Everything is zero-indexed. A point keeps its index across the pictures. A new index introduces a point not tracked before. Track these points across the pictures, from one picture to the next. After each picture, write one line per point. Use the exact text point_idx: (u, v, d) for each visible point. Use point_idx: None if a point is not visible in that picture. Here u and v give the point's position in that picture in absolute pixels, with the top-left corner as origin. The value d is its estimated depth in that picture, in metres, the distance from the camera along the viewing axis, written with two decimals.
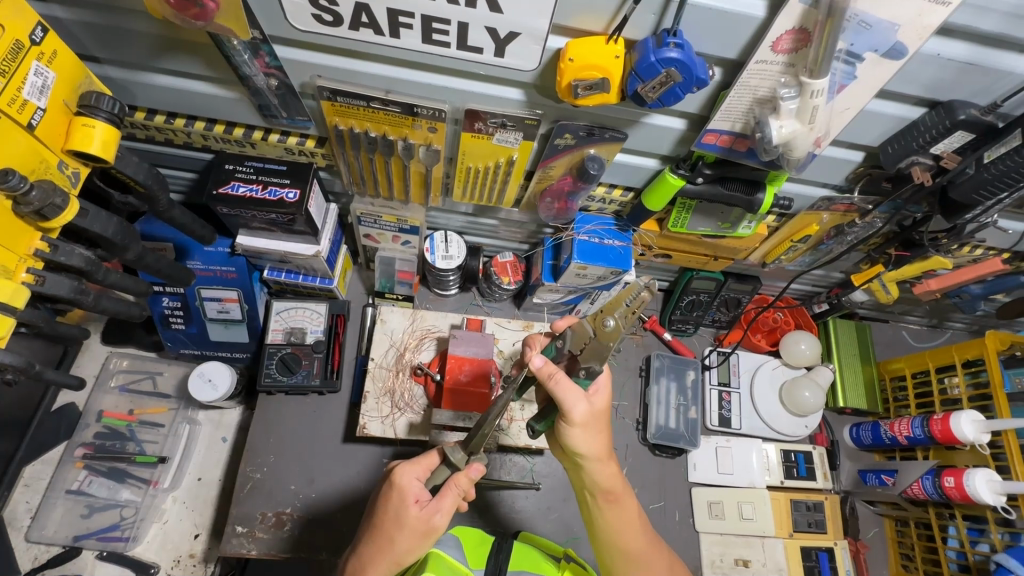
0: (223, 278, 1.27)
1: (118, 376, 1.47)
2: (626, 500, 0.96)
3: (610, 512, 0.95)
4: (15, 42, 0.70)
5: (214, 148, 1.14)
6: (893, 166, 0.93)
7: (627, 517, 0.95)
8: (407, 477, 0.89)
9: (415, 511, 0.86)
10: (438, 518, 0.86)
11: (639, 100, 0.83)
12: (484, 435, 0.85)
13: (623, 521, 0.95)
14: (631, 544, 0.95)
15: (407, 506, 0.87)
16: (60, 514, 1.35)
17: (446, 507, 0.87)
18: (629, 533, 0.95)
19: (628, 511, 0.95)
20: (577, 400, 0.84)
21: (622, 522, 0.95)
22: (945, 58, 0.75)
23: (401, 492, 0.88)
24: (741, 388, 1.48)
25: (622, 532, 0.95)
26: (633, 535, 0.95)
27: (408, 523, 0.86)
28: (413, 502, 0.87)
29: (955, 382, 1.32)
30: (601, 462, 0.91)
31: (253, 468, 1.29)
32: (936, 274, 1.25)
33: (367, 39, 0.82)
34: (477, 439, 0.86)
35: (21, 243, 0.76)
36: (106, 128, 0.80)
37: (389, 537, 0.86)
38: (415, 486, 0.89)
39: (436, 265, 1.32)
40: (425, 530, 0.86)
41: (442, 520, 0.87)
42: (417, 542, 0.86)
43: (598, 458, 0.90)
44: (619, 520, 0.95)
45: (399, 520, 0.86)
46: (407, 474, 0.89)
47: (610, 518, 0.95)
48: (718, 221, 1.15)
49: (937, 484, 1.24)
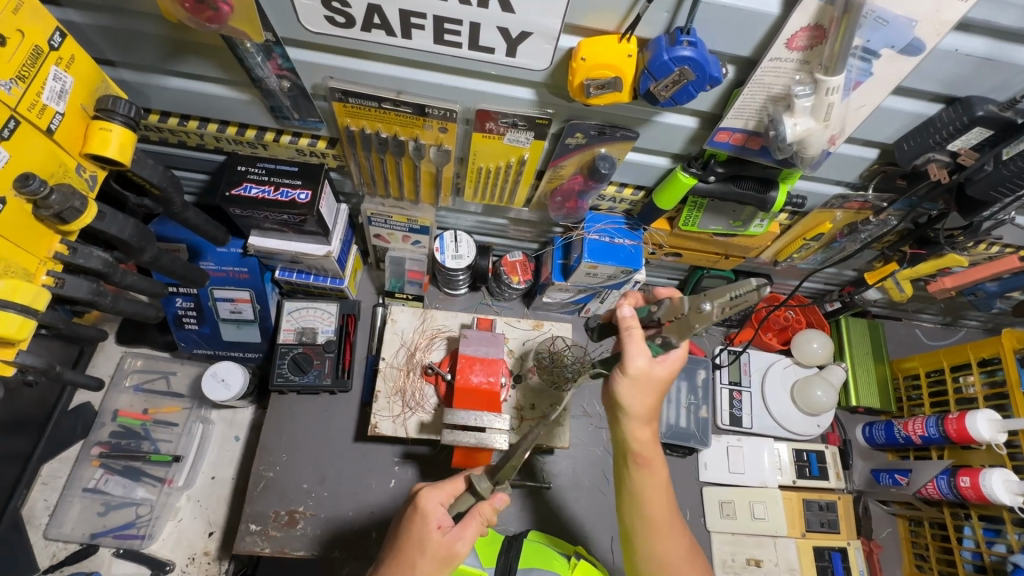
0: (234, 278, 1.28)
1: (132, 375, 1.48)
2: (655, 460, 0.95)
3: (641, 479, 0.95)
4: (34, 47, 0.71)
5: (226, 149, 1.15)
6: (908, 163, 0.92)
7: (656, 481, 0.95)
8: (432, 502, 0.90)
9: (438, 536, 0.87)
10: (460, 545, 0.87)
11: (653, 99, 0.82)
12: (513, 465, 0.87)
13: (651, 489, 0.95)
14: (655, 513, 0.94)
15: (430, 531, 0.87)
16: (77, 512, 1.36)
17: (468, 534, 0.88)
18: (658, 502, 0.94)
19: (659, 479, 0.95)
20: (640, 354, 0.90)
21: (653, 491, 0.95)
22: (963, 53, 0.74)
23: (425, 515, 0.89)
24: (752, 387, 1.47)
25: (648, 498, 0.94)
26: (659, 506, 0.94)
27: (431, 548, 0.86)
28: (436, 527, 0.88)
29: (970, 381, 1.31)
30: (640, 424, 0.94)
31: (266, 467, 1.30)
32: (951, 271, 1.24)
33: (378, 40, 0.82)
34: (505, 469, 0.87)
35: (41, 245, 0.77)
36: (122, 131, 0.81)
37: (410, 560, 0.86)
38: (439, 512, 0.89)
39: (446, 265, 1.31)
40: (446, 556, 0.87)
41: (463, 548, 0.87)
42: (438, 569, 0.86)
43: (639, 417, 0.93)
44: (644, 488, 0.95)
45: (422, 544, 0.87)
46: (432, 499, 0.90)
47: (637, 484, 0.95)
48: (730, 219, 1.15)
49: (952, 484, 1.23)
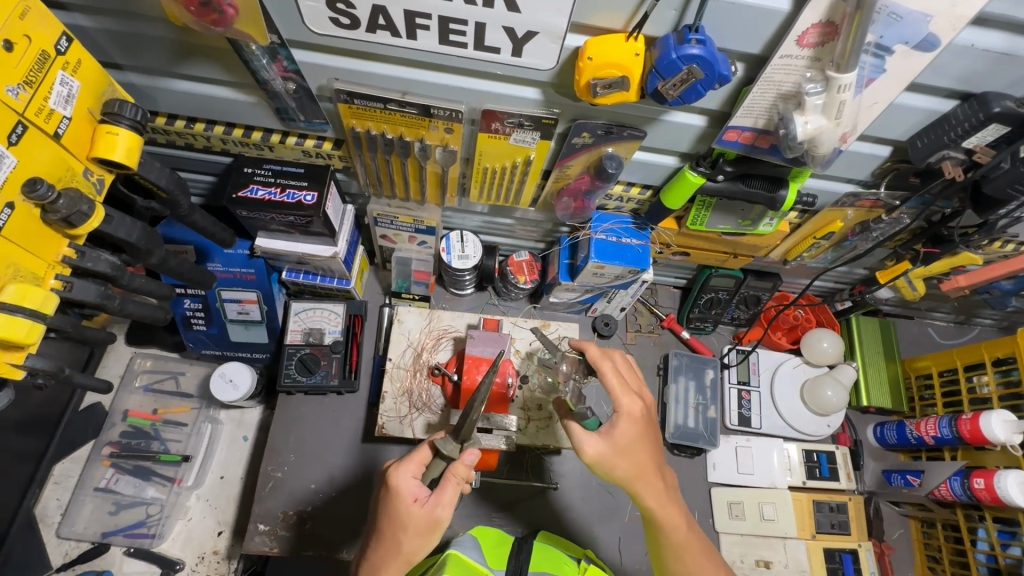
0: (242, 279, 1.29)
1: (142, 376, 1.49)
2: (674, 516, 0.91)
3: (665, 542, 0.92)
4: (41, 52, 0.71)
5: (233, 151, 1.15)
6: (922, 161, 0.91)
7: (680, 533, 0.91)
8: (403, 478, 0.89)
9: (417, 509, 0.87)
10: (441, 511, 0.88)
11: (660, 98, 0.81)
12: (474, 422, 0.89)
13: (678, 547, 0.91)
14: (694, 567, 0.91)
15: (408, 506, 0.87)
16: (89, 511, 1.38)
17: (446, 499, 0.88)
18: (690, 559, 0.91)
19: (681, 534, 0.91)
20: (587, 438, 0.88)
21: (682, 546, 0.91)
22: (979, 48, 0.73)
23: (398, 493, 0.88)
24: (761, 387, 1.46)
25: (683, 552, 0.91)
26: (700, 560, 0.92)
27: (411, 523, 0.87)
28: (412, 501, 0.88)
29: (984, 381, 1.29)
30: (649, 482, 0.89)
31: (275, 467, 1.30)
32: (965, 270, 1.22)
33: (384, 41, 0.82)
34: (466, 428, 0.89)
35: (49, 250, 0.78)
36: (130, 134, 0.81)
37: (394, 538, 0.87)
38: (413, 485, 0.89)
39: (452, 265, 1.31)
40: (429, 525, 0.87)
41: (444, 513, 0.88)
42: (424, 539, 0.87)
43: (643, 479, 0.89)
44: (677, 542, 0.91)
45: (401, 521, 0.87)
46: (402, 476, 0.89)
47: (671, 542, 0.92)
48: (738, 218, 1.13)
49: (966, 486, 1.22)
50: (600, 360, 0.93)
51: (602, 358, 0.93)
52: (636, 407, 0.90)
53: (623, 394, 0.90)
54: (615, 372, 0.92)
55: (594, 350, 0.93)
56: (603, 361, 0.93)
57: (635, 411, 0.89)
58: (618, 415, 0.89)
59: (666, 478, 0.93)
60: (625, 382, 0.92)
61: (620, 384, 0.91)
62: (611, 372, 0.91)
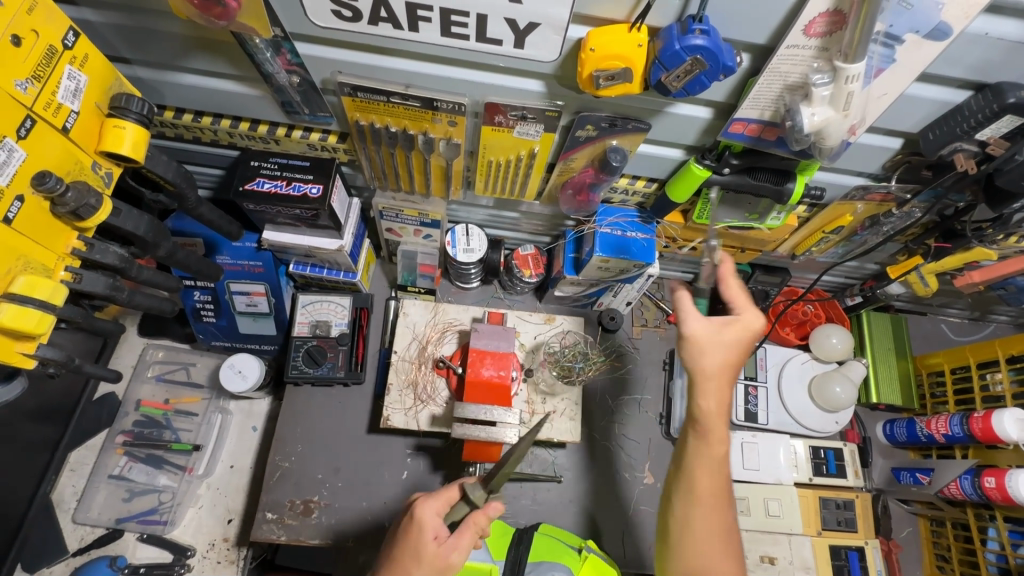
0: (249, 272, 1.30)
1: (154, 366, 1.52)
2: (714, 447, 0.86)
3: (698, 454, 0.86)
4: (49, 47, 0.72)
5: (240, 145, 1.16)
6: (933, 153, 0.89)
7: (711, 470, 0.85)
8: (428, 512, 0.89)
9: (434, 547, 0.86)
10: (456, 556, 0.86)
11: (664, 89, 0.80)
12: (506, 475, 0.86)
13: (710, 467, 0.85)
14: (706, 509, 0.85)
15: (427, 541, 0.87)
16: (103, 497, 1.41)
17: (463, 545, 0.87)
18: (707, 496, 0.85)
19: (719, 453, 0.86)
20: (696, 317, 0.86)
21: (709, 479, 0.85)
22: (994, 37, 0.71)
23: (421, 526, 0.88)
24: (768, 382, 1.44)
25: (700, 493, 0.85)
26: (716, 509, 0.85)
27: (424, 558, 0.85)
28: (432, 537, 0.87)
29: (998, 378, 1.27)
30: (706, 399, 0.85)
31: (282, 457, 1.32)
32: (980, 266, 1.18)
33: (388, 33, 0.82)
34: (497, 479, 0.87)
35: (59, 242, 0.79)
36: (136, 128, 0.82)
37: (405, 572, 0.85)
38: (436, 522, 0.89)
39: (458, 259, 1.30)
40: (442, 566, 0.86)
41: (458, 559, 0.86)
42: None
43: (703, 390, 0.85)
44: (701, 481, 0.85)
45: (417, 554, 0.86)
46: (427, 510, 0.90)
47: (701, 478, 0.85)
48: (745, 212, 1.12)
49: (977, 484, 1.20)
50: (729, 276, 0.89)
51: (731, 274, 0.90)
52: (755, 322, 0.86)
53: (748, 306, 0.87)
54: (739, 291, 0.89)
55: (728, 266, 0.88)
56: (731, 279, 0.89)
57: (753, 325, 0.86)
58: (735, 318, 0.86)
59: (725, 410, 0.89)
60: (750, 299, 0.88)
61: (745, 299, 0.88)
62: (738, 289, 0.88)
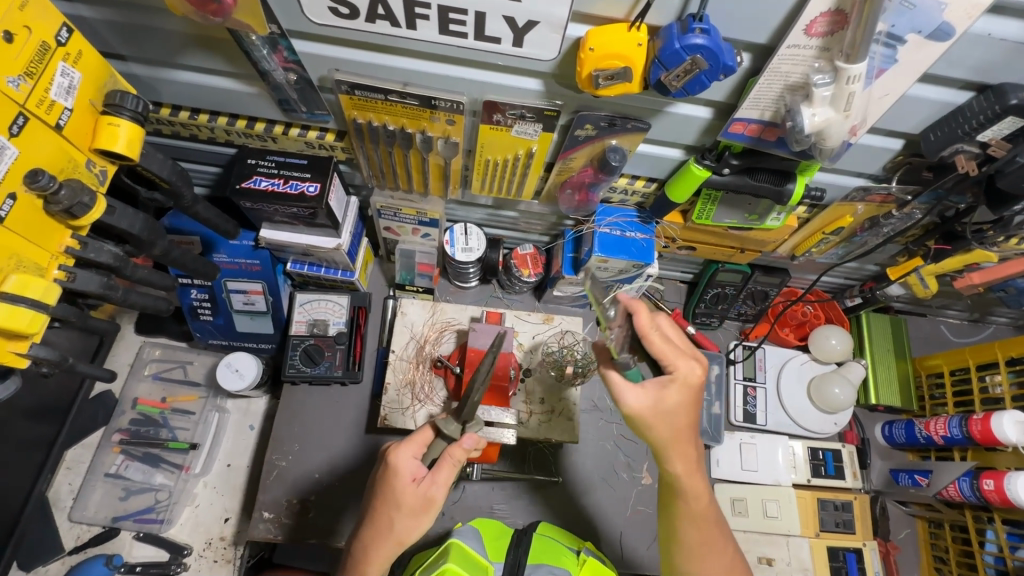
0: (247, 270, 1.29)
1: (151, 364, 1.51)
2: (697, 485, 0.89)
3: (682, 510, 0.91)
4: (41, 43, 0.71)
5: (237, 142, 1.15)
6: (935, 154, 0.88)
7: (701, 503, 0.90)
8: (403, 457, 0.88)
9: (412, 488, 0.86)
10: (436, 490, 0.86)
11: (663, 89, 0.79)
12: (474, 404, 0.89)
13: (695, 516, 0.90)
14: (704, 537, 0.91)
15: (405, 485, 0.86)
16: (100, 495, 1.40)
17: (442, 479, 0.86)
18: (702, 527, 0.91)
19: (700, 504, 0.90)
20: (632, 392, 0.85)
21: (700, 515, 0.90)
22: (996, 38, 0.70)
23: (397, 470, 0.87)
24: (767, 383, 1.45)
25: (694, 525, 0.91)
26: (712, 533, 0.91)
27: (405, 503, 0.86)
28: (410, 480, 0.87)
29: (998, 380, 1.27)
30: (678, 449, 0.87)
31: (279, 456, 1.31)
32: (979, 267, 1.17)
33: (385, 31, 0.81)
34: (467, 409, 0.89)
35: (52, 240, 0.79)
36: (131, 126, 0.81)
37: (388, 519, 0.86)
38: (412, 464, 0.87)
39: (456, 258, 1.30)
40: (423, 504, 0.86)
41: (439, 492, 0.86)
42: (416, 520, 0.86)
43: (670, 446, 0.87)
44: (692, 512, 0.90)
45: (397, 500, 0.86)
46: (402, 454, 0.88)
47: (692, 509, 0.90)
48: (745, 213, 1.11)
49: (975, 487, 1.20)
50: (649, 329, 0.86)
51: (651, 327, 0.87)
52: (693, 374, 0.85)
53: (680, 360, 0.85)
54: (664, 338, 0.87)
55: (644, 318, 0.86)
56: (651, 330, 0.86)
57: (691, 378, 0.85)
58: (671, 378, 0.85)
59: (698, 447, 0.91)
60: (677, 346, 0.87)
61: (672, 349, 0.86)
62: (661, 339, 0.87)
